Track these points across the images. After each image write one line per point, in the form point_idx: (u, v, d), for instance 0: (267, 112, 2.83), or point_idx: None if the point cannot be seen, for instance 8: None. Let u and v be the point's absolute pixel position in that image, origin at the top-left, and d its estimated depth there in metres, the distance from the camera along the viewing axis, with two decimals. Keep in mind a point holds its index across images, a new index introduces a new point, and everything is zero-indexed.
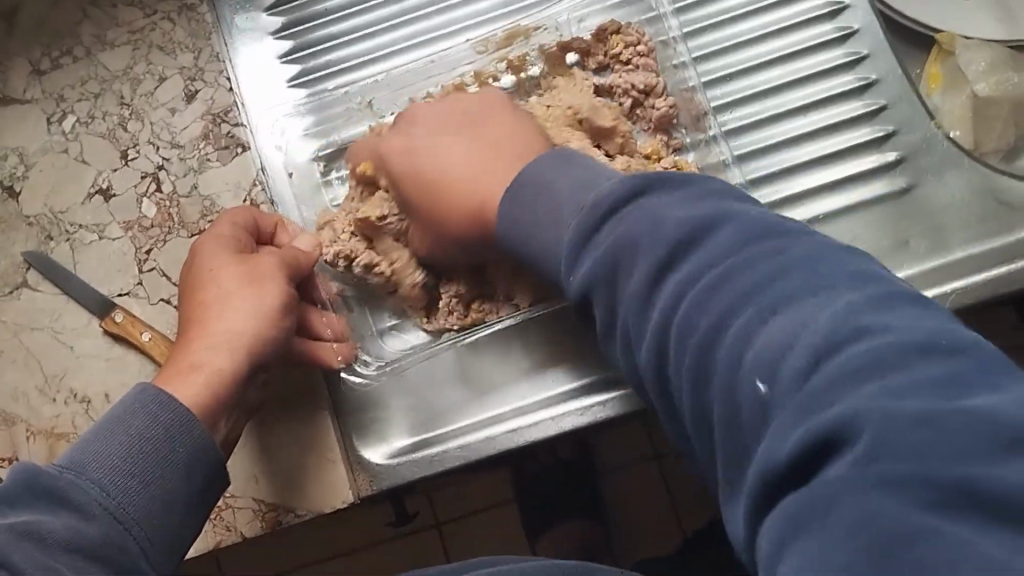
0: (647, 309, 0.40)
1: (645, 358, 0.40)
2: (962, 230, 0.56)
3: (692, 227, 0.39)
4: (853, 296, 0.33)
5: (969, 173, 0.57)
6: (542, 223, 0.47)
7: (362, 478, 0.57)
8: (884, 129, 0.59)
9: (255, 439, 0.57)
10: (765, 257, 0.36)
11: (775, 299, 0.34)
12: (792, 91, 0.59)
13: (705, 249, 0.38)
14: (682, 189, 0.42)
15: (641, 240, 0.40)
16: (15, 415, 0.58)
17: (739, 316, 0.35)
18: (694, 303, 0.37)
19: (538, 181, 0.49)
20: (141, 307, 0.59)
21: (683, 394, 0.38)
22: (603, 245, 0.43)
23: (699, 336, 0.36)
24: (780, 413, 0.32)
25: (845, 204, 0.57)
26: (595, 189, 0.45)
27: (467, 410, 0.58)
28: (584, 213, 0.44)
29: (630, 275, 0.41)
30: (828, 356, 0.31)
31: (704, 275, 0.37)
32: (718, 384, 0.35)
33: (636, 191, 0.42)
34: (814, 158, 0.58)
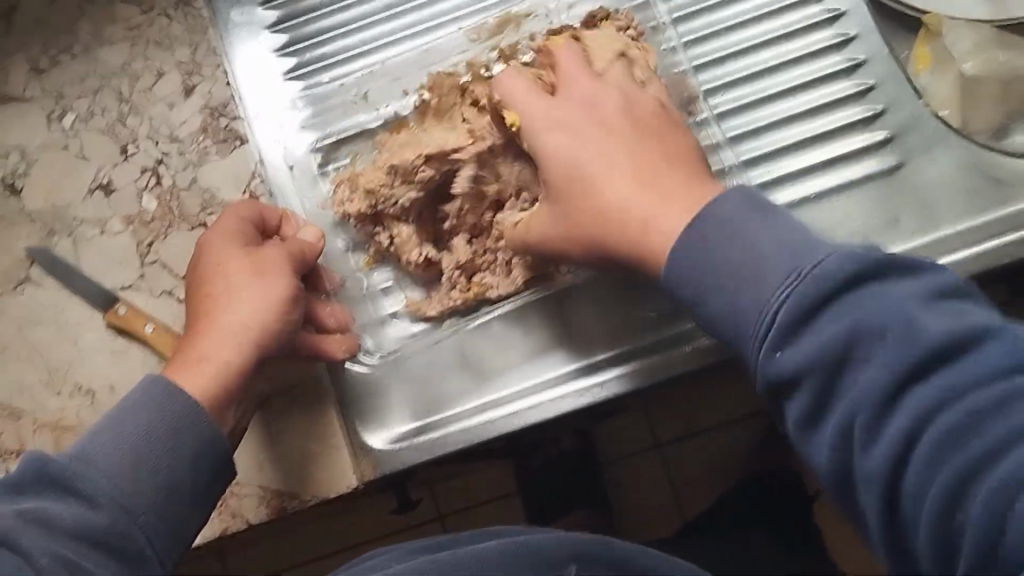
0: (883, 415, 0.36)
1: (873, 459, 0.36)
2: (952, 206, 0.57)
3: (959, 327, 0.36)
4: (997, 347, 0.35)
5: (957, 150, 0.58)
6: (739, 283, 0.40)
7: (366, 465, 0.57)
8: (873, 108, 0.59)
9: (260, 428, 0.58)
10: (905, 323, 0.36)
11: (969, 378, 0.35)
12: (782, 73, 0.60)
13: (871, 349, 0.37)
14: (922, 278, 0.38)
15: (886, 330, 0.36)
16: (21, 408, 0.58)
17: (1020, 443, 0.34)
18: (955, 419, 0.35)
19: (726, 229, 0.42)
20: (143, 299, 0.60)
21: (911, 500, 0.36)
22: (820, 332, 0.37)
23: (966, 451, 0.35)
24: (1019, 517, 0.33)
25: (837, 183, 0.58)
26: (819, 257, 0.39)
27: (467, 395, 0.59)
28: (808, 281, 0.38)
29: (863, 365, 0.37)
30: None
31: (972, 392, 0.35)
32: (911, 491, 0.36)
33: (873, 268, 0.38)
34: (805, 138, 0.59)
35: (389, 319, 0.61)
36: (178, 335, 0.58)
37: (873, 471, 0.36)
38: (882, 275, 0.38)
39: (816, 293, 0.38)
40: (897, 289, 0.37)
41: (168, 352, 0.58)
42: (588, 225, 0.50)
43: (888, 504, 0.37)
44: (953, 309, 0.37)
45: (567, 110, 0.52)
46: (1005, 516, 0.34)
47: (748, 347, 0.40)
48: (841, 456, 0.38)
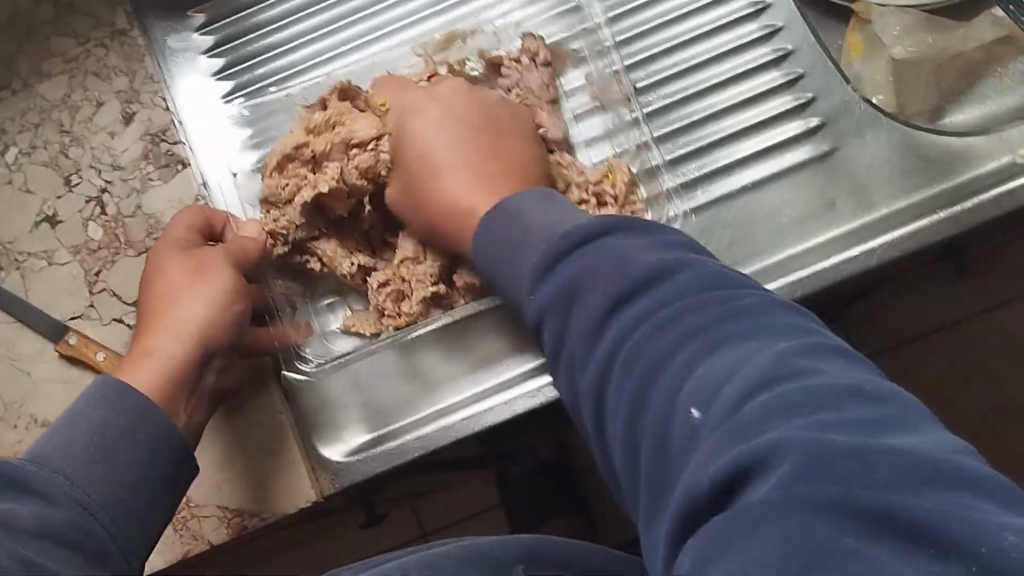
0: (601, 336, 0.42)
1: (591, 371, 0.42)
2: (886, 186, 0.58)
3: (658, 269, 0.42)
4: (688, 276, 0.41)
5: (887, 131, 0.59)
6: (511, 252, 0.51)
7: (324, 477, 0.58)
8: (803, 97, 0.60)
9: (217, 447, 0.58)
10: (618, 261, 0.43)
11: (661, 299, 0.41)
12: (711, 68, 0.61)
13: (590, 287, 0.44)
14: (647, 239, 0.45)
15: (604, 273, 0.43)
16: None
17: (688, 346, 0.38)
18: (645, 335, 0.40)
19: (509, 210, 0.52)
20: (94, 328, 0.60)
21: (616, 405, 0.40)
22: (558, 277, 0.46)
23: (647, 359, 0.39)
24: (681, 405, 0.36)
25: (773, 170, 0.59)
26: (567, 225, 0.48)
27: (421, 401, 0.59)
28: (554, 243, 0.47)
29: (585, 303, 0.44)
30: (702, 349, 0.37)
31: (657, 314, 0.40)
32: (613, 398, 0.40)
33: (603, 230, 0.46)
34: (738, 130, 0.60)
35: (335, 333, 0.62)
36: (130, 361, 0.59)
37: (593, 378, 0.42)
38: (616, 232, 0.46)
39: (563, 248, 0.46)
40: (632, 242, 0.45)
41: None
42: (420, 202, 0.57)
43: (605, 422, 0.41)
44: (675, 256, 0.43)
45: (421, 108, 0.59)
46: (673, 408, 0.36)
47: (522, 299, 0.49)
48: (580, 384, 0.44)
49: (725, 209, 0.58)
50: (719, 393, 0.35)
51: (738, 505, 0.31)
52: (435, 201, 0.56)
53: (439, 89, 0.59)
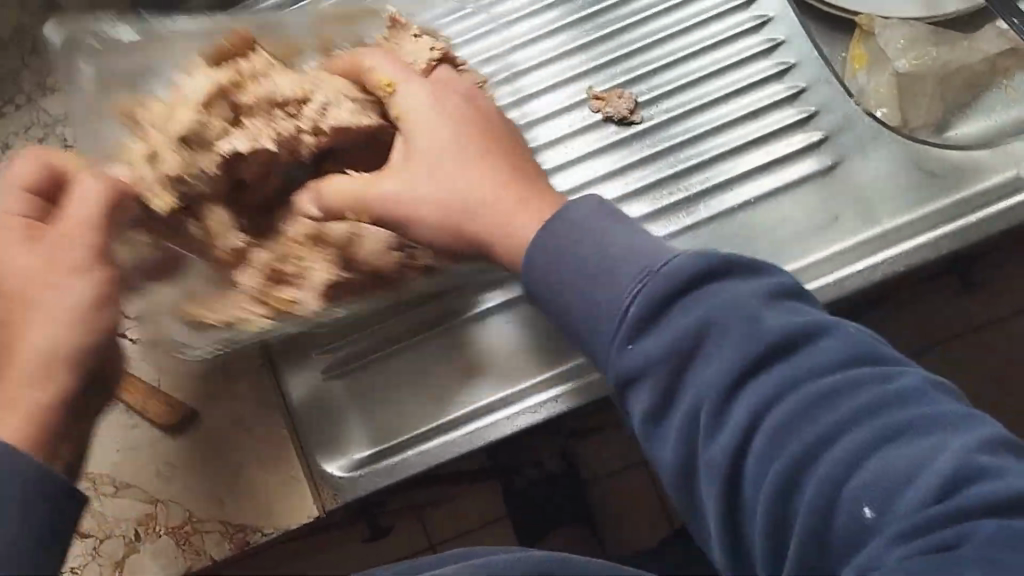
0: (725, 412, 0.37)
1: (718, 447, 0.37)
2: (890, 201, 0.58)
3: (799, 328, 0.38)
4: (831, 343, 0.38)
5: (890, 145, 0.59)
6: (590, 283, 0.41)
7: (325, 491, 0.58)
8: (805, 111, 0.60)
9: (219, 465, 0.58)
10: (749, 319, 0.38)
11: (804, 371, 0.37)
12: (713, 82, 0.61)
13: (713, 346, 0.38)
14: (769, 283, 0.40)
15: (734, 329, 0.38)
16: None
17: (854, 430, 0.35)
18: (794, 406, 0.36)
19: (575, 229, 0.43)
20: None
21: (756, 490, 0.37)
22: (668, 329, 0.39)
23: (805, 441, 0.36)
24: (851, 504, 0.34)
25: (777, 185, 0.59)
26: (657, 256, 0.40)
27: (424, 416, 0.59)
28: (655, 278, 0.39)
29: (707, 360, 0.38)
30: (872, 438, 0.35)
31: (808, 385, 0.37)
32: (755, 480, 0.37)
33: (713, 268, 0.39)
34: (741, 144, 0.60)
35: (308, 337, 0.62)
36: (135, 376, 0.59)
37: (719, 456, 0.37)
38: (732, 277, 0.40)
39: (664, 291, 0.39)
40: (749, 289, 0.39)
41: (122, 392, 0.59)
42: (408, 183, 0.49)
43: (733, 497, 0.38)
44: (794, 310, 0.39)
45: (429, 90, 0.51)
46: (837, 504, 0.35)
47: (601, 353, 0.41)
48: (687, 449, 0.39)
49: (728, 223, 0.58)
50: (900, 494, 0.34)
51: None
52: (429, 203, 0.48)
53: (449, 86, 0.52)
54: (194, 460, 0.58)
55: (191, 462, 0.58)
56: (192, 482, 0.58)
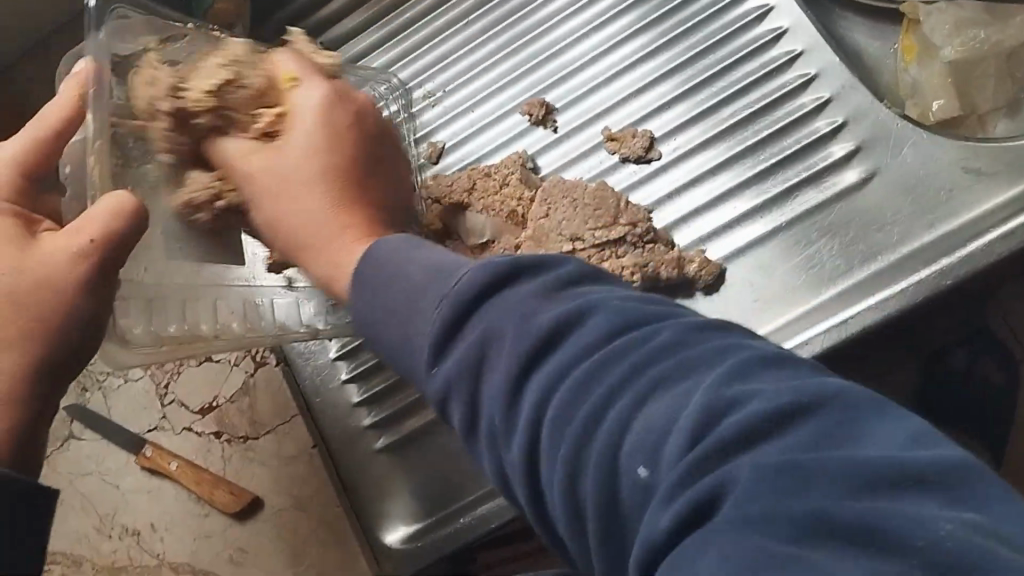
0: (514, 406, 0.31)
1: (514, 453, 0.31)
2: (931, 212, 0.53)
3: (566, 314, 0.31)
4: (602, 317, 0.31)
5: (928, 146, 0.54)
6: (402, 323, 0.35)
7: (389, 566, 0.58)
8: (833, 121, 0.57)
9: (284, 546, 0.61)
10: (522, 318, 0.32)
11: (579, 351, 0.30)
12: (732, 104, 0.58)
13: (495, 351, 0.32)
14: (547, 273, 0.33)
15: (507, 326, 0.32)
16: (80, 555, 0.63)
17: (621, 399, 0.28)
18: (569, 394, 0.29)
19: (385, 266, 0.38)
20: (168, 438, 0.63)
21: (551, 477, 0.29)
22: (466, 344, 0.33)
23: (576, 433, 0.29)
24: (628, 468, 0.27)
25: (809, 204, 0.56)
26: (454, 280, 0.34)
27: (478, 480, 0.58)
28: (448, 303, 0.33)
29: (492, 370, 0.32)
30: (632, 393, 0.28)
31: (575, 368, 0.30)
32: (548, 476, 0.30)
33: (504, 273, 0.33)
34: (768, 167, 0.57)
35: (359, 405, 0.61)
36: (202, 468, 0.62)
37: (517, 462, 0.31)
38: (515, 279, 0.33)
39: (460, 312, 0.33)
40: (526, 289, 0.33)
41: (194, 487, 0.61)
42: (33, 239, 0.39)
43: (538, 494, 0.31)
44: (579, 297, 0.33)
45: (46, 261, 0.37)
46: (616, 469, 0.28)
47: (417, 371, 0.35)
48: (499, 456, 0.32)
49: (762, 251, 0.56)
50: (663, 447, 0.27)
51: (676, 551, 0.25)
52: (291, 206, 0.43)
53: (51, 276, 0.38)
54: (261, 542, 0.61)
55: (257, 545, 0.61)
56: (262, 562, 0.61)
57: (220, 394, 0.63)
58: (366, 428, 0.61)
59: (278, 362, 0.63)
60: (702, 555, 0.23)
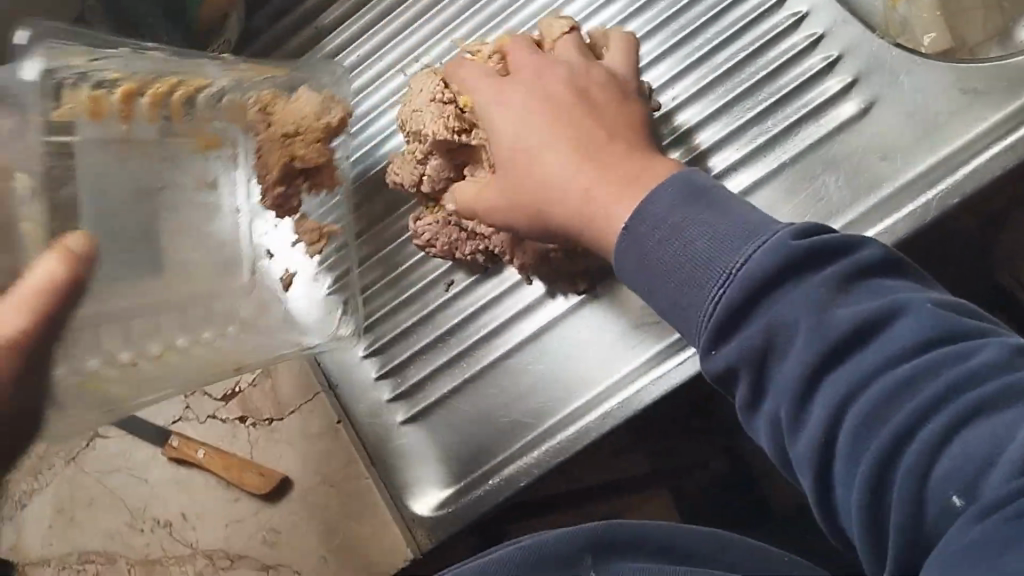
0: (804, 406, 0.36)
1: (802, 445, 0.36)
2: (934, 136, 0.54)
3: (874, 310, 0.35)
4: (912, 322, 0.34)
5: (924, 71, 0.55)
6: (682, 285, 0.39)
7: (421, 533, 0.59)
8: (828, 56, 0.57)
9: (313, 525, 0.62)
10: (816, 314, 0.35)
11: (881, 359, 0.34)
12: (728, 49, 0.59)
13: (788, 341, 0.36)
14: (846, 259, 0.37)
15: (800, 322, 0.36)
16: (113, 552, 0.63)
17: (931, 420, 0.33)
18: (875, 402, 0.34)
19: (651, 235, 0.41)
20: (194, 427, 0.64)
21: (841, 473, 0.35)
22: (750, 331, 0.37)
23: (884, 442, 0.33)
24: (937, 493, 0.32)
25: (812, 139, 0.56)
26: (742, 252, 0.37)
27: (503, 441, 0.58)
28: (733, 285, 0.37)
29: (782, 358, 0.36)
30: (947, 422, 0.32)
31: (886, 374, 0.34)
32: (842, 476, 0.35)
33: (790, 265, 0.36)
34: (770, 105, 0.57)
35: (379, 380, 0.61)
36: (230, 453, 0.62)
37: (805, 455, 0.36)
38: (805, 270, 0.36)
39: (739, 295, 0.37)
40: (806, 288, 0.36)
41: (223, 472, 0.61)
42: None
43: (823, 487, 0.36)
44: (873, 291, 0.36)
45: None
46: (925, 493, 0.32)
47: (692, 337, 0.40)
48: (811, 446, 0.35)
49: (769, 189, 0.56)
50: (984, 477, 0.31)
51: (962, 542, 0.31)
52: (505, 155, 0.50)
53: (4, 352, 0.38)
54: (295, 521, 0.62)
55: (291, 524, 0.62)
56: (295, 543, 0.61)
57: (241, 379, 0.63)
58: (388, 403, 0.61)
59: None
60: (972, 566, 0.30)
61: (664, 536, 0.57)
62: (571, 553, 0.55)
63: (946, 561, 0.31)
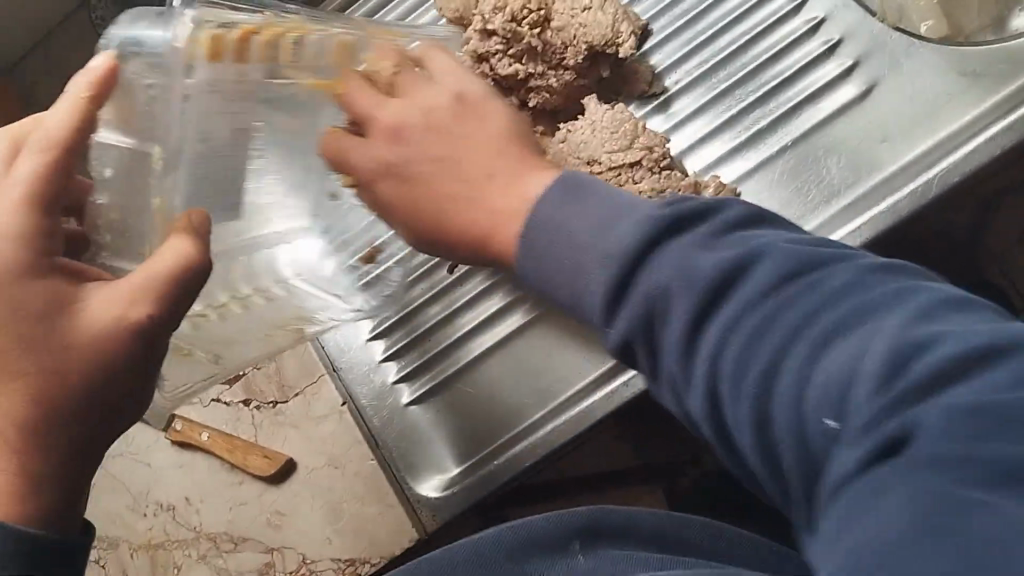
0: (688, 355, 0.37)
1: (696, 401, 0.37)
2: (934, 117, 0.55)
3: (734, 260, 0.37)
4: (771, 265, 0.36)
5: (923, 55, 0.56)
6: (567, 280, 0.42)
7: (426, 514, 0.59)
8: (829, 40, 0.58)
9: (318, 508, 0.61)
10: (684, 270, 0.38)
11: (744, 301, 0.36)
12: (729, 33, 0.60)
13: (667, 304, 0.38)
14: (714, 221, 0.39)
15: (671, 282, 0.38)
16: (115, 537, 0.63)
17: (794, 351, 0.34)
18: (743, 345, 0.35)
19: (547, 228, 0.44)
20: (197, 411, 0.64)
21: (738, 426, 0.36)
22: (635, 298, 0.39)
23: (760, 372, 0.35)
24: (815, 421, 0.32)
25: (814, 121, 0.57)
26: (620, 233, 0.40)
27: (508, 422, 0.58)
28: (614, 263, 0.40)
29: (666, 320, 0.38)
30: (817, 344, 0.33)
31: (747, 321, 0.36)
32: (735, 424, 0.36)
33: (665, 227, 0.39)
34: (771, 88, 0.58)
35: (383, 362, 0.62)
36: (234, 436, 0.63)
37: (701, 411, 0.37)
38: (678, 230, 0.39)
39: (622, 268, 0.40)
40: (683, 243, 0.39)
41: (226, 455, 0.62)
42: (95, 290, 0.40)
43: (730, 441, 0.37)
44: (738, 241, 0.38)
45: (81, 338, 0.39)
46: (806, 423, 0.32)
47: (590, 320, 0.42)
48: (707, 400, 0.37)
49: (772, 170, 0.57)
50: (851, 394, 0.31)
51: (849, 472, 0.30)
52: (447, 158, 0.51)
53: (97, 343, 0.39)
54: (298, 503, 0.61)
55: (293, 508, 0.61)
56: (299, 526, 0.61)
57: None
58: (392, 384, 0.61)
59: None
60: (857, 495, 0.29)
61: (659, 521, 0.54)
62: (562, 538, 0.53)
63: (847, 495, 0.30)
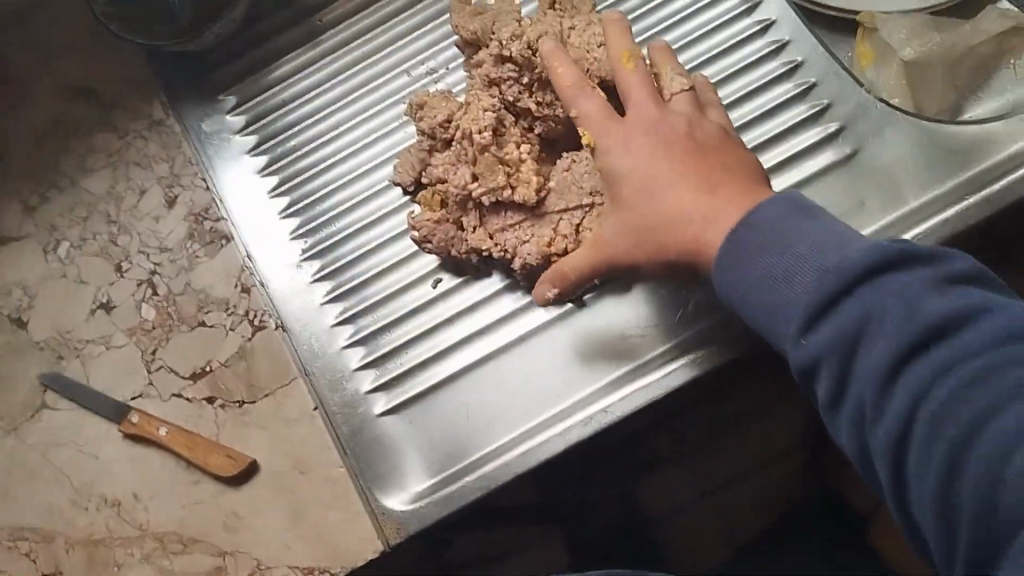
0: (887, 389, 0.38)
1: (881, 432, 0.38)
2: (912, 184, 0.59)
3: (960, 309, 0.37)
4: (998, 324, 0.37)
5: (906, 127, 0.60)
6: (780, 287, 0.43)
7: (389, 526, 0.57)
8: (818, 103, 0.62)
9: (279, 512, 0.58)
10: (906, 306, 0.38)
11: (962, 351, 0.37)
12: (725, 88, 0.63)
13: (875, 330, 0.38)
14: (936, 266, 0.39)
15: (891, 311, 0.38)
16: (53, 529, 0.60)
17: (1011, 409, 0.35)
18: (950, 388, 0.36)
19: (769, 239, 0.44)
20: (154, 404, 0.61)
21: (920, 469, 0.37)
22: (838, 318, 0.39)
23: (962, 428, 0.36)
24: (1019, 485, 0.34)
25: (798, 179, 0.60)
26: (846, 253, 0.40)
27: (481, 440, 0.59)
28: (830, 278, 0.40)
29: (869, 345, 0.39)
30: None
31: (960, 366, 0.37)
32: (917, 462, 0.37)
33: (891, 257, 0.39)
34: (761, 141, 0.61)
35: (356, 374, 0.62)
36: (194, 433, 0.60)
37: (883, 443, 0.38)
38: (906, 263, 0.39)
39: (834, 288, 0.39)
40: (909, 278, 0.39)
41: (185, 452, 0.59)
42: None
43: (902, 475, 0.38)
44: (963, 292, 0.38)
45: None
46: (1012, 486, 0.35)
47: (783, 334, 0.42)
48: (900, 434, 0.38)
49: None
50: None
51: None
52: (625, 156, 0.52)
53: None
54: (258, 508, 0.59)
55: (251, 510, 0.59)
56: (256, 531, 0.58)
57: (214, 358, 0.62)
58: (366, 394, 0.61)
59: (277, 326, 0.62)
60: None
61: None
62: None
63: None
